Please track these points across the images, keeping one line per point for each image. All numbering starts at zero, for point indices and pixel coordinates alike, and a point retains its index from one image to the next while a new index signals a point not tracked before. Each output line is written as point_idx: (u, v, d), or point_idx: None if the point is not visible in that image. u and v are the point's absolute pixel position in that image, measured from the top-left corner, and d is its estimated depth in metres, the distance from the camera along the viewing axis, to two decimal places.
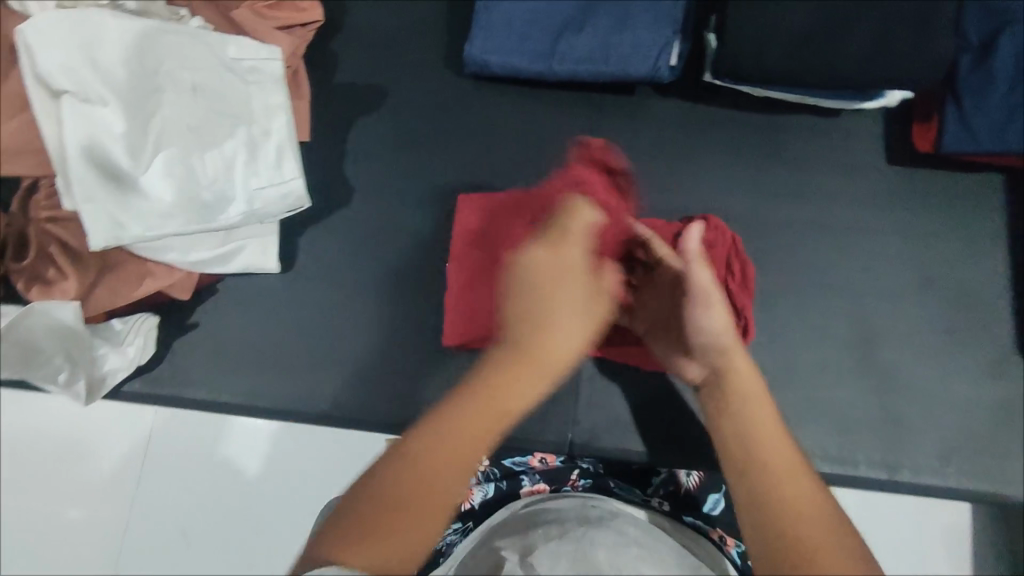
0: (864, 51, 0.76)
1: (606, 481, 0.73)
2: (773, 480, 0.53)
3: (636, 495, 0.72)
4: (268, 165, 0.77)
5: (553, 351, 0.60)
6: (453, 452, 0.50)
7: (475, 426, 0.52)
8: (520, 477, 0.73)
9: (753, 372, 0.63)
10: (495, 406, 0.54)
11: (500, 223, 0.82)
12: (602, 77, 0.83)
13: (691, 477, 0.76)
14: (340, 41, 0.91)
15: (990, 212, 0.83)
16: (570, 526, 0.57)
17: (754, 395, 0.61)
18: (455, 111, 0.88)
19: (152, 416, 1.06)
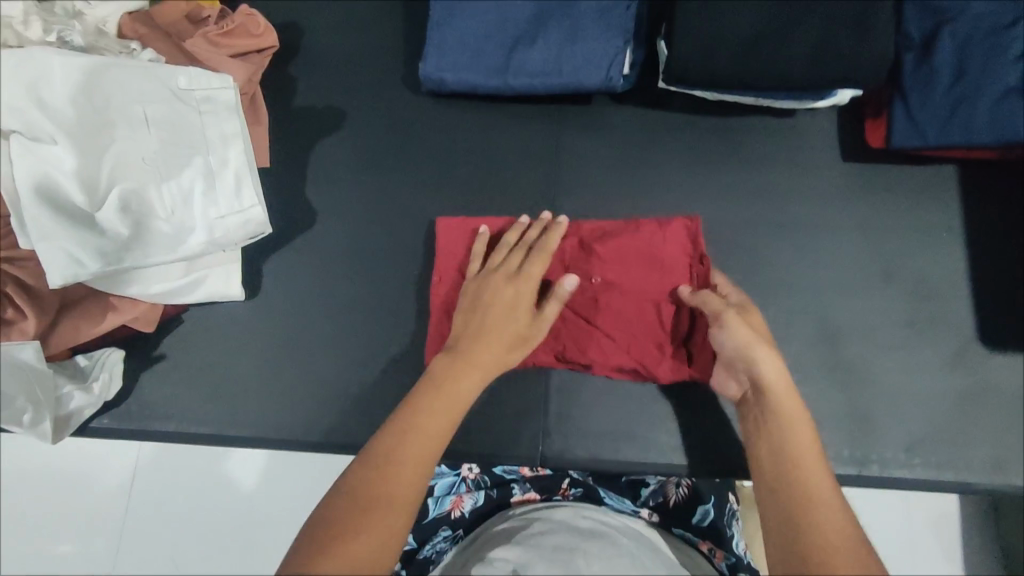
0: (811, 51, 0.77)
1: (596, 491, 0.77)
2: (801, 504, 0.55)
3: (626, 506, 0.76)
4: (227, 194, 0.77)
5: (487, 357, 0.68)
6: (421, 453, 0.58)
7: (428, 430, 0.59)
8: (511, 485, 0.78)
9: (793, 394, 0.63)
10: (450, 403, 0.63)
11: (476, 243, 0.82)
12: (557, 89, 0.84)
13: (681, 487, 0.78)
14: (299, 68, 0.92)
15: (946, 202, 0.83)
16: (561, 536, 0.60)
17: (799, 417, 0.61)
18: (415, 129, 0.89)
19: (132, 450, 1.05)
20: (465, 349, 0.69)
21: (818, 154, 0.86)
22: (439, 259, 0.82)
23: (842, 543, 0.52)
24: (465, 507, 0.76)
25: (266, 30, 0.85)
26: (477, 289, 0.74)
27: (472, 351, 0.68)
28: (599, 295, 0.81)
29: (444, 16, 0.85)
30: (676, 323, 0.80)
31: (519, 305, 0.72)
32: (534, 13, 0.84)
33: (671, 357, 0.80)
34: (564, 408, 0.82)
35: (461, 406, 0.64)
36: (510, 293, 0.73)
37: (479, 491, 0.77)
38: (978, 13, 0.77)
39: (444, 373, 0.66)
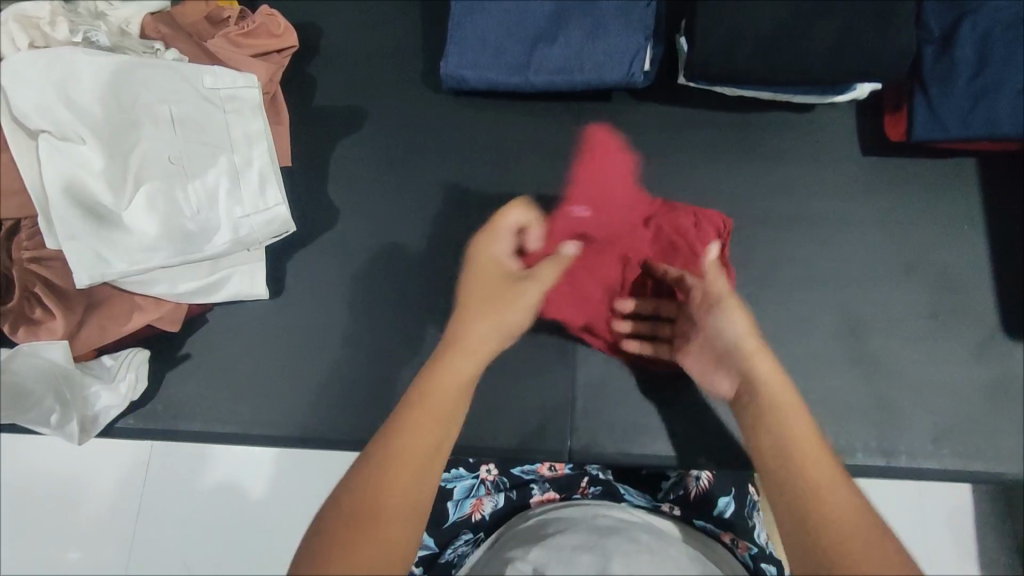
0: (832, 47, 0.77)
1: (615, 486, 0.75)
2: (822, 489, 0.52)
3: (647, 501, 0.74)
4: (251, 192, 0.78)
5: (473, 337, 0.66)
6: (421, 449, 0.54)
7: (425, 418, 0.56)
8: (530, 485, 0.75)
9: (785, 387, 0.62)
10: (442, 398, 0.59)
11: (611, 179, 0.86)
12: (578, 85, 0.84)
13: (702, 479, 0.76)
14: (319, 68, 0.92)
15: (966, 195, 0.84)
16: (578, 536, 0.59)
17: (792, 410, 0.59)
18: (435, 127, 0.89)
19: (147, 451, 1.05)
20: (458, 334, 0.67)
21: (838, 148, 0.86)
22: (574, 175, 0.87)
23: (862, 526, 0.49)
24: (485, 510, 0.73)
25: (287, 30, 0.86)
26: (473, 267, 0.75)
27: (463, 330, 0.67)
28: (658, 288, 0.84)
29: (465, 14, 0.85)
30: None
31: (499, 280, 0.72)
32: (553, 11, 0.84)
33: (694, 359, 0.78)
34: (588, 404, 0.82)
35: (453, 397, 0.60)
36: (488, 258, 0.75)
37: (499, 492, 0.75)
38: (998, 7, 0.78)
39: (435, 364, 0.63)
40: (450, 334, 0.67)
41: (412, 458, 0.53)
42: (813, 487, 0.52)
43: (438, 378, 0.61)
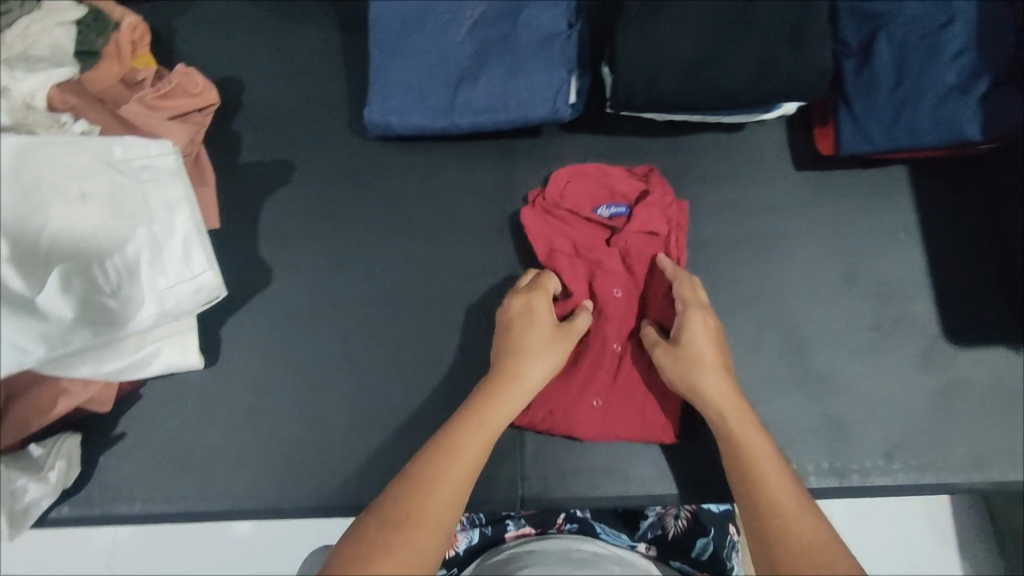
0: (753, 70, 0.76)
1: (591, 524, 0.78)
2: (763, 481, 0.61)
3: (624, 540, 0.77)
4: (175, 261, 0.75)
5: (526, 379, 0.70)
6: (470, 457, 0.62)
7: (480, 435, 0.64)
8: (506, 522, 0.78)
9: (766, 444, 0.65)
10: (494, 424, 0.66)
11: (632, 248, 0.81)
12: (505, 124, 0.83)
13: (682, 517, 0.78)
14: (243, 124, 0.90)
15: (897, 204, 0.84)
16: (552, 567, 0.58)
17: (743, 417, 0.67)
18: (367, 175, 0.87)
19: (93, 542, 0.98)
20: (505, 363, 0.71)
21: (771, 166, 0.86)
22: (586, 194, 0.83)
23: (790, 503, 0.59)
24: (460, 544, 0.76)
25: (205, 87, 0.85)
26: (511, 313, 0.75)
27: (516, 372, 0.70)
28: (608, 360, 0.79)
29: (385, 59, 0.84)
30: (626, 418, 0.77)
31: (539, 324, 0.74)
32: (476, 49, 0.83)
33: (592, 421, 0.77)
34: (540, 446, 0.80)
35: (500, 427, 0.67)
36: (543, 307, 0.75)
37: (474, 529, 0.77)
38: (912, 16, 0.78)
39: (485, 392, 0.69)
40: (508, 373, 0.70)
41: (464, 466, 0.61)
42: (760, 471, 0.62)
43: (490, 405, 0.67)
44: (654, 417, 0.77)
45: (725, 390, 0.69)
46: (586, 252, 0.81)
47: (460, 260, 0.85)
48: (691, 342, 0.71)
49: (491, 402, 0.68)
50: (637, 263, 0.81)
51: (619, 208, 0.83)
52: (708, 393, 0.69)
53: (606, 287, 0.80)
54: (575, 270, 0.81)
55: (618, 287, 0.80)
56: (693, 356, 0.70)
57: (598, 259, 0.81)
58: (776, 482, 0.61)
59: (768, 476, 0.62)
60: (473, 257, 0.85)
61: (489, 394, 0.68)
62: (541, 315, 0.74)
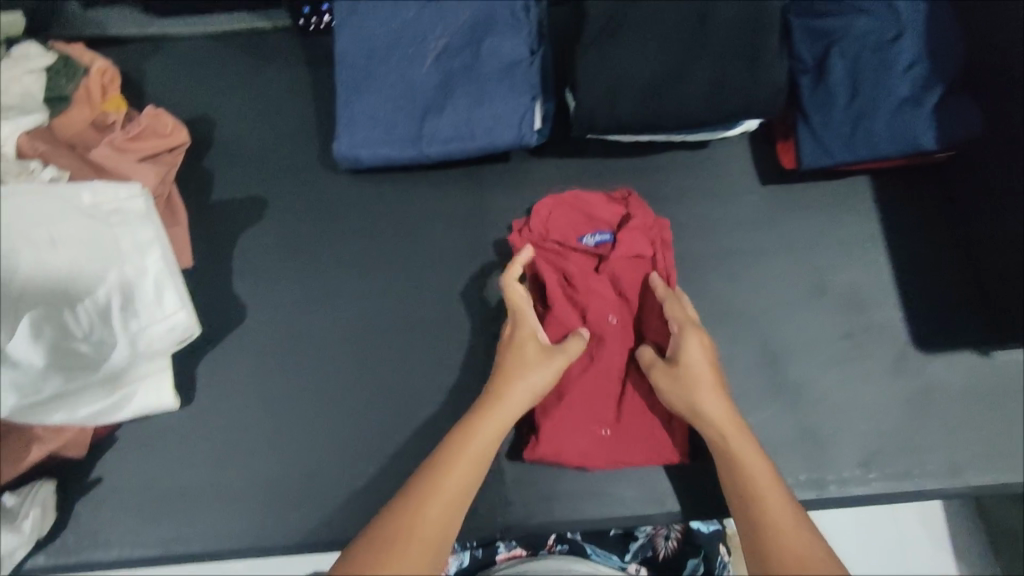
0: (709, 91, 0.78)
1: (581, 545, 0.86)
2: (761, 502, 0.64)
3: (614, 562, 0.85)
4: (147, 304, 0.75)
5: (512, 404, 0.71)
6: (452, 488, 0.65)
7: (465, 466, 0.66)
8: (496, 546, 0.85)
9: (763, 462, 0.67)
10: (479, 452, 0.68)
11: (622, 272, 0.81)
12: (474, 151, 0.84)
13: (670, 538, 0.87)
14: (214, 162, 0.91)
15: (861, 214, 0.86)
16: None
17: (741, 437, 0.68)
18: (338, 207, 0.88)
19: None
20: (492, 389, 0.72)
21: (736, 182, 0.87)
22: (572, 224, 0.84)
23: (787, 523, 0.62)
24: (452, 566, 0.85)
25: (175, 128, 0.86)
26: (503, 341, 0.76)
27: (501, 399, 0.71)
28: (607, 386, 0.79)
29: (351, 94, 0.85)
30: (631, 442, 0.77)
31: (527, 348, 0.74)
32: (440, 80, 0.85)
33: (597, 448, 0.77)
34: (519, 473, 0.79)
35: (487, 453, 0.68)
36: (531, 333, 0.75)
37: (465, 551, 0.85)
38: (863, 31, 0.80)
39: (472, 419, 0.70)
40: (494, 398, 0.71)
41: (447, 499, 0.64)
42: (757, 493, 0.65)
43: (475, 433, 0.68)
44: (658, 439, 0.77)
45: (723, 409, 0.70)
46: (577, 280, 0.81)
47: (433, 288, 0.85)
48: (687, 361, 0.72)
49: (477, 430, 0.69)
50: (627, 286, 0.81)
51: (604, 235, 0.83)
52: (706, 414, 0.70)
53: (599, 313, 0.80)
54: (568, 299, 0.81)
55: (610, 313, 0.80)
56: (692, 378, 0.71)
57: (588, 286, 0.81)
58: (778, 507, 0.63)
59: (765, 498, 0.64)
60: (446, 284, 0.85)
61: (474, 421, 0.69)
62: (526, 338, 0.75)
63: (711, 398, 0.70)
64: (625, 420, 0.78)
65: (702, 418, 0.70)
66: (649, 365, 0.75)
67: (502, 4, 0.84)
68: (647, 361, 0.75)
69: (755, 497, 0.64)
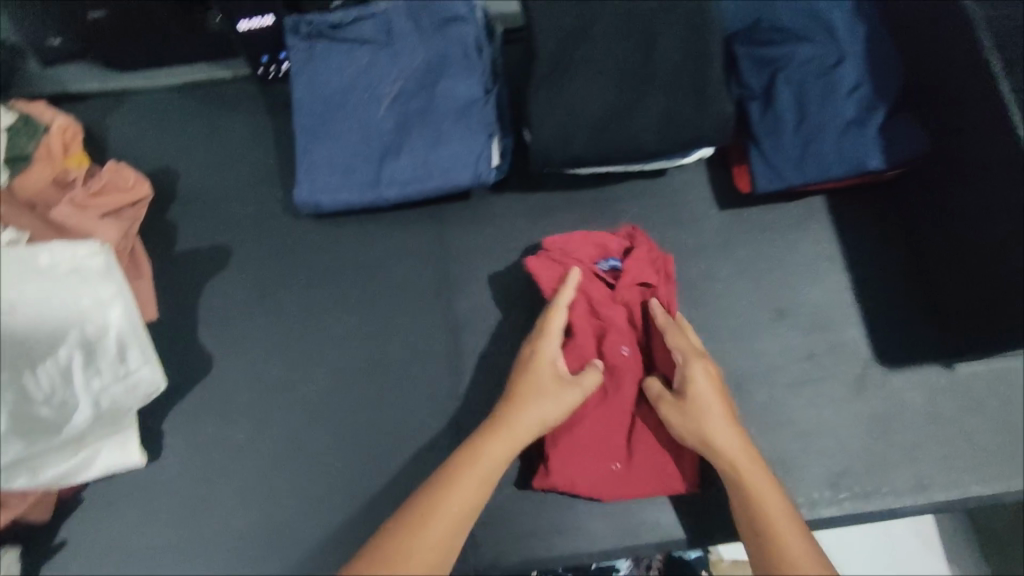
0: (658, 123, 0.79)
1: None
2: (776, 536, 0.63)
3: None
4: (110, 361, 0.76)
5: (521, 427, 0.70)
6: (453, 511, 0.65)
7: (468, 488, 0.66)
8: None
9: (778, 497, 0.66)
10: (483, 476, 0.67)
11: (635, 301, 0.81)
12: (433, 191, 0.85)
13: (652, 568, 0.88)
14: (176, 213, 0.92)
15: (817, 234, 0.87)
16: None
17: (756, 470, 0.68)
18: (302, 253, 0.89)
19: None
20: (502, 410, 0.72)
21: (693, 209, 0.89)
22: (589, 246, 0.83)
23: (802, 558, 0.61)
24: None
25: (137, 182, 0.86)
26: (518, 363, 0.76)
27: (511, 421, 0.71)
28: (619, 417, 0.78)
29: (309, 141, 0.86)
30: (639, 473, 0.77)
31: (543, 371, 0.74)
32: (396, 124, 0.86)
33: (606, 479, 0.77)
34: (492, 511, 0.79)
35: (492, 476, 0.68)
36: (548, 359, 0.75)
37: None
38: (804, 57, 0.82)
39: (480, 440, 0.70)
40: (504, 420, 0.71)
41: (446, 521, 0.64)
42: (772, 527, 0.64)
43: (480, 455, 0.68)
44: (667, 471, 0.77)
45: (736, 442, 0.70)
46: (593, 307, 0.80)
47: (399, 329, 0.86)
48: (694, 391, 0.72)
49: (483, 452, 0.69)
50: (639, 315, 0.81)
51: (614, 261, 0.83)
52: (720, 446, 0.70)
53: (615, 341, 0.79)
54: (585, 326, 0.80)
55: (626, 341, 0.79)
56: (705, 410, 0.71)
57: (605, 313, 0.80)
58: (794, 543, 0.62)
59: (781, 531, 0.63)
60: (412, 324, 0.86)
61: (482, 443, 0.69)
62: (542, 363, 0.74)
63: (725, 431, 0.70)
64: (635, 450, 0.78)
65: (715, 450, 0.70)
66: (656, 398, 0.75)
67: (454, 45, 0.85)
68: (657, 394, 0.75)
69: (775, 537, 0.63)
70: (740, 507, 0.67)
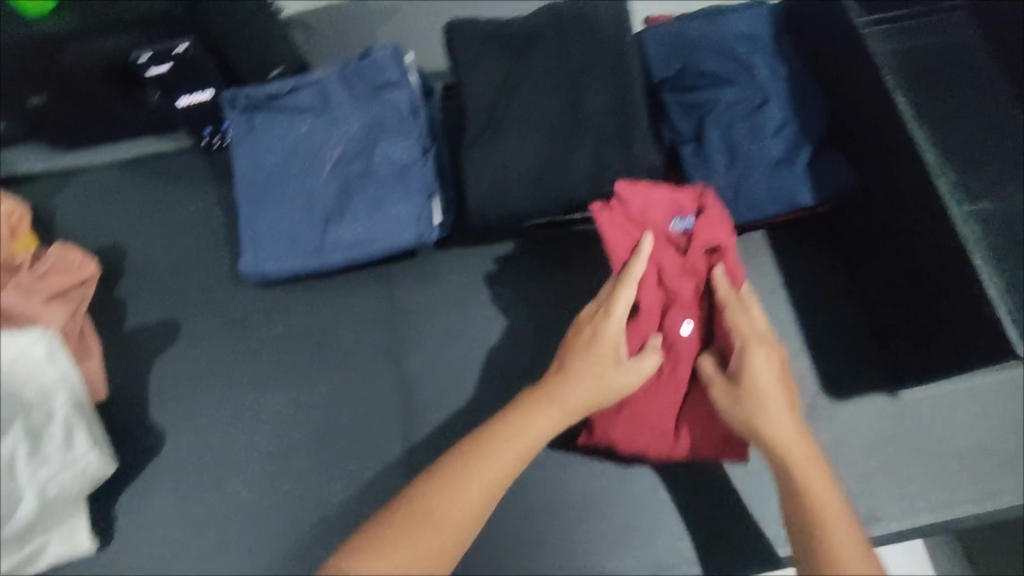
0: (590, 174, 0.80)
1: None
2: (829, 547, 0.58)
3: None
4: (56, 449, 0.75)
5: (575, 397, 0.68)
6: (496, 474, 0.63)
7: (514, 452, 0.64)
8: None
9: (840, 508, 0.61)
10: (531, 442, 0.65)
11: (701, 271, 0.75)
12: (377, 254, 0.86)
13: None
14: (125, 289, 0.92)
15: (758, 270, 0.88)
16: None
17: (816, 473, 0.63)
18: (251, 321, 0.89)
19: None
20: (558, 376, 0.69)
21: None
22: (660, 208, 0.75)
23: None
24: None
25: (83, 261, 0.87)
26: (577, 333, 0.72)
27: (565, 389, 0.68)
28: (673, 390, 0.75)
29: (251, 212, 0.87)
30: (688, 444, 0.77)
31: (604, 344, 0.70)
32: (337, 189, 0.87)
33: (656, 450, 0.77)
34: None
35: (539, 444, 0.66)
36: (612, 335, 0.70)
37: None
38: (729, 101, 0.84)
39: (530, 403, 0.68)
40: (557, 387, 0.68)
41: (486, 485, 0.62)
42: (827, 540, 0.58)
43: (529, 421, 0.66)
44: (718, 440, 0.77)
45: (798, 441, 0.65)
46: (660, 276, 0.75)
47: (350, 392, 0.86)
48: (757, 378, 0.67)
49: (534, 418, 0.66)
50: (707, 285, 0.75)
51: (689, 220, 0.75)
52: (780, 443, 0.65)
53: (677, 316, 0.74)
54: (652, 296, 0.75)
55: (689, 315, 0.75)
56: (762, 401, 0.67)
57: (672, 284, 0.74)
58: (852, 552, 0.58)
59: (836, 542, 0.58)
60: (362, 386, 0.86)
61: (533, 407, 0.67)
62: (605, 336, 0.70)
63: (785, 424, 0.66)
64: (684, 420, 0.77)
65: (772, 446, 0.65)
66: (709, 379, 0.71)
67: (389, 109, 0.87)
68: (710, 377, 0.71)
69: (828, 551, 0.58)
70: (790, 509, 0.63)
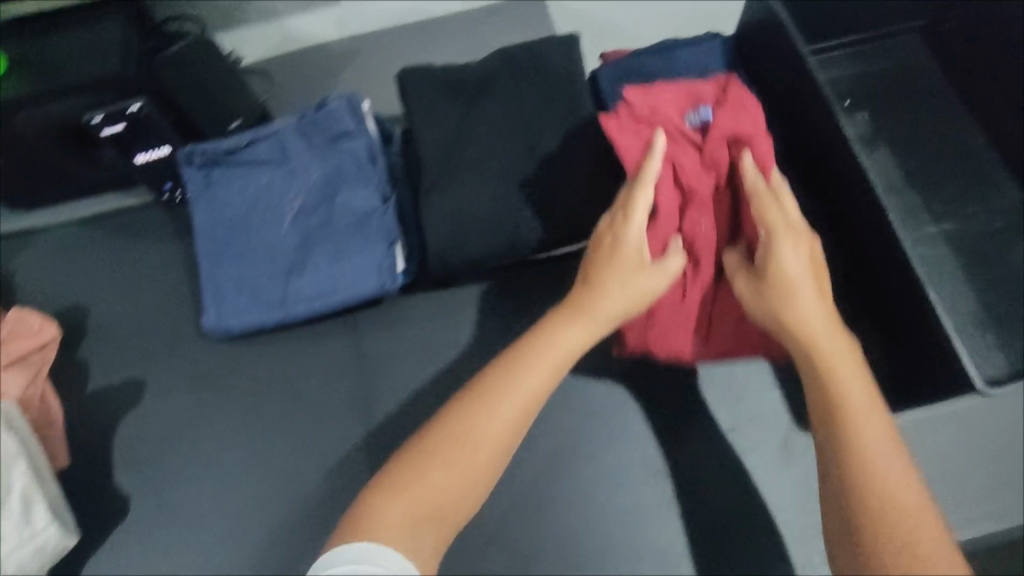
0: (549, 216, 0.80)
1: None
2: (860, 443, 0.52)
3: None
4: (12, 525, 0.72)
5: (601, 308, 0.64)
6: (524, 393, 0.59)
7: (543, 368, 0.60)
8: None
9: (877, 410, 0.55)
10: (560, 359, 0.62)
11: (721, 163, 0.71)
12: (340, 304, 0.85)
13: None
14: (86, 350, 0.91)
15: None
16: None
17: (847, 368, 0.57)
18: (215, 378, 0.88)
19: None
20: (585, 290, 0.65)
21: None
22: (669, 112, 0.73)
23: (890, 480, 0.50)
24: None
25: (42, 325, 0.85)
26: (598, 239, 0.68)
27: (591, 301, 0.64)
28: (697, 290, 0.73)
29: (212, 267, 0.86)
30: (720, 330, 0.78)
31: (627, 255, 0.65)
32: (298, 241, 0.86)
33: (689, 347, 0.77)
34: None
35: (567, 362, 0.62)
36: (635, 238, 0.66)
37: None
38: None
39: (556, 320, 0.64)
40: (584, 300, 0.65)
41: (514, 406, 0.58)
42: (862, 444, 0.52)
43: (555, 341, 0.62)
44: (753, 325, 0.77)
45: (831, 332, 0.60)
46: (679, 176, 0.71)
47: (318, 446, 0.84)
48: (784, 269, 0.62)
49: (562, 334, 0.63)
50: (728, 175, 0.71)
51: (703, 114, 0.74)
52: (811, 337, 0.59)
53: (698, 211, 0.71)
54: (669, 195, 0.71)
55: (710, 211, 0.71)
56: (791, 289, 0.61)
57: (691, 180, 0.71)
58: (880, 441, 0.53)
59: (866, 441, 0.52)
60: (331, 439, 0.84)
61: (559, 323, 0.64)
62: (626, 242, 0.66)
63: (816, 311, 0.60)
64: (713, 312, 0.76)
65: (800, 338, 0.60)
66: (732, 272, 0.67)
67: (348, 158, 0.86)
68: (736, 269, 0.67)
69: (856, 450, 0.52)
70: (815, 406, 0.57)
